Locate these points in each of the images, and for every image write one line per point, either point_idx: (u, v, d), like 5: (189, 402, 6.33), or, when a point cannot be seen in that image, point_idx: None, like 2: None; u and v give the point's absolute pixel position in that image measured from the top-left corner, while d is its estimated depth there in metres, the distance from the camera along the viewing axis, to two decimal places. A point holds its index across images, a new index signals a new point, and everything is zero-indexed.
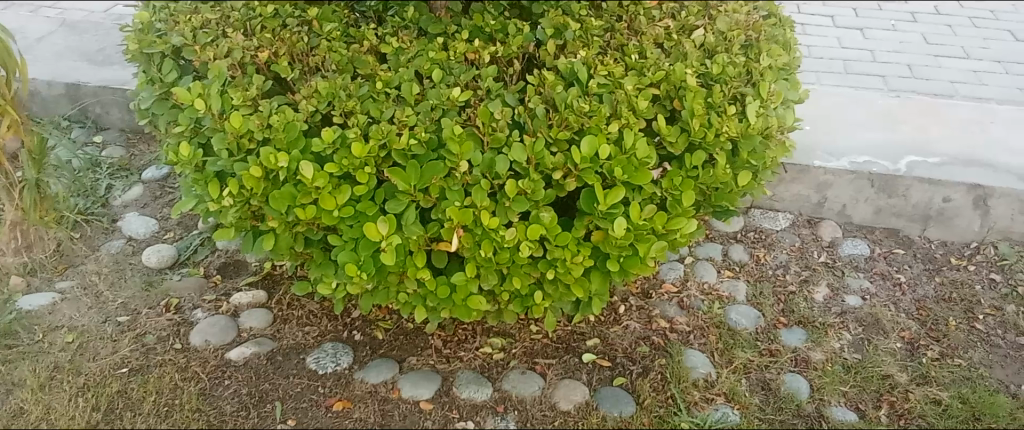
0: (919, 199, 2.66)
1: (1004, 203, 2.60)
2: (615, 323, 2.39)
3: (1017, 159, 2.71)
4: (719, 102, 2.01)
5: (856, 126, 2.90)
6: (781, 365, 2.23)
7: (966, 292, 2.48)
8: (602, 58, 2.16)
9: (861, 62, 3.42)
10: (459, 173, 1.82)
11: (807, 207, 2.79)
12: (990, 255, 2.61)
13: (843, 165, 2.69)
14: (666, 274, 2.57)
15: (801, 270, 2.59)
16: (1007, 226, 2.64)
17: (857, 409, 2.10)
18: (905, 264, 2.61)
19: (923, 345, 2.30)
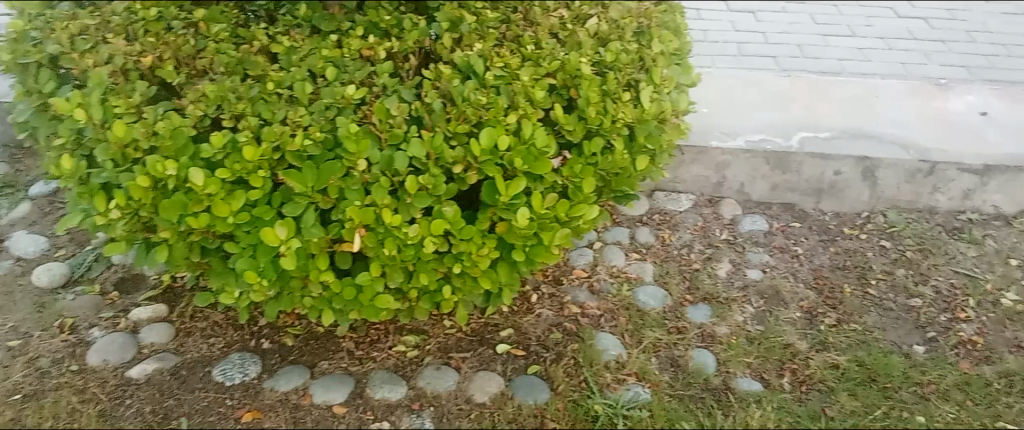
0: (811, 174, 2.77)
1: (890, 173, 2.72)
2: (528, 312, 2.41)
3: (901, 130, 2.84)
4: (614, 89, 2.05)
5: (750, 106, 2.99)
6: (689, 341, 2.32)
7: (858, 260, 2.60)
8: (498, 49, 2.16)
9: (753, 44, 3.53)
10: (358, 171, 1.80)
11: (708, 187, 2.87)
12: (880, 224, 2.74)
13: (739, 144, 2.78)
14: (576, 260, 2.61)
15: (705, 249, 2.67)
16: (894, 195, 2.77)
17: (761, 379, 2.20)
18: (801, 236, 2.72)
19: (821, 313, 2.41)
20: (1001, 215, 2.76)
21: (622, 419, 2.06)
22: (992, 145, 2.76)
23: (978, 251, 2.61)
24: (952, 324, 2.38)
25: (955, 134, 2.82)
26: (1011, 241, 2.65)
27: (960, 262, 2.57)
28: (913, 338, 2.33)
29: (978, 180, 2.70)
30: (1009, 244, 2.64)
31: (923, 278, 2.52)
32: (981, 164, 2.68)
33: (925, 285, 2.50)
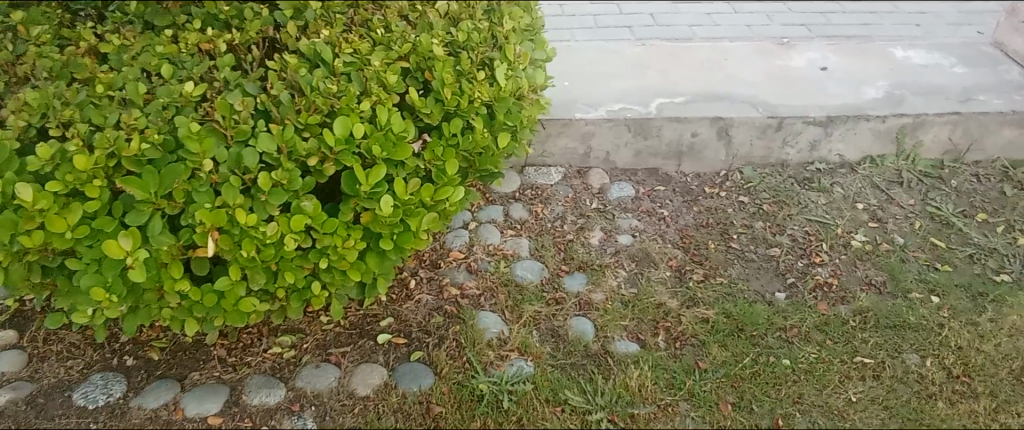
0: (671, 138, 2.86)
1: (743, 131, 2.84)
2: (407, 299, 2.39)
3: (750, 89, 2.98)
4: (468, 69, 2.05)
5: (609, 76, 3.06)
6: (567, 311, 2.36)
7: (721, 217, 2.72)
8: (346, 35, 2.11)
9: (609, 16, 3.61)
10: (204, 172, 1.73)
11: (576, 158, 2.92)
12: (738, 180, 2.87)
13: (601, 114, 2.84)
14: (452, 242, 2.60)
15: (577, 219, 2.72)
16: (748, 152, 2.90)
17: (638, 340, 2.28)
18: (666, 199, 2.82)
19: (689, 270, 2.51)
20: (846, 163, 2.92)
21: (507, 395, 2.08)
22: (833, 97, 2.92)
23: (828, 198, 2.76)
24: (809, 269, 2.51)
25: (800, 90, 2.98)
26: (858, 186, 2.81)
27: (813, 210, 2.72)
28: (775, 286, 2.46)
29: (823, 130, 2.84)
30: (855, 190, 2.79)
31: (780, 228, 2.66)
32: (824, 116, 2.82)
33: (782, 235, 2.64)
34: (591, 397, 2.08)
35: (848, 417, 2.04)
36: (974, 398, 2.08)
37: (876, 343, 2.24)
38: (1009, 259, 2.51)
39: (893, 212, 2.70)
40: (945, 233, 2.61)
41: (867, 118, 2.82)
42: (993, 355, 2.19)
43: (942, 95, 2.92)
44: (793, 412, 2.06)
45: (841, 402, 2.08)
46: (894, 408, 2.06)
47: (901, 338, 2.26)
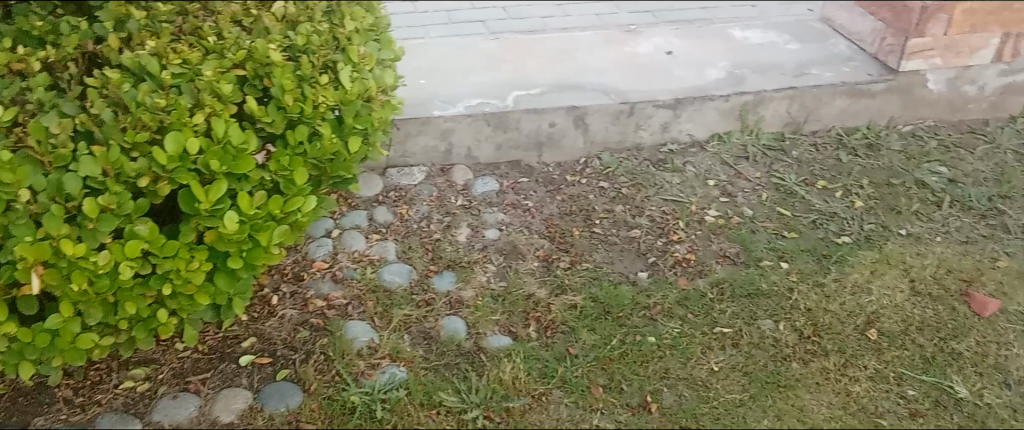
0: (529, 129, 2.88)
1: (598, 118, 2.90)
2: (271, 315, 2.30)
3: (602, 77, 3.04)
4: (310, 73, 1.99)
5: (464, 72, 3.05)
6: (437, 312, 2.34)
7: (583, 204, 2.77)
8: (175, 45, 2.00)
9: (462, 11, 3.60)
10: (20, 204, 1.64)
11: (437, 156, 2.89)
12: (597, 167, 2.93)
13: (459, 110, 2.82)
14: (315, 252, 2.52)
15: (443, 217, 2.69)
16: (605, 138, 2.96)
17: (510, 332, 2.29)
18: (530, 190, 2.84)
19: (556, 259, 2.54)
20: (696, 142, 3.03)
21: (380, 404, 2.04)
22: (680, 80, 3.03)
23: (681, 177, 2.86)
24: (668, 247, 2.60)
25: (649, 75, 3.07)
26: (708, 164, 2.93)
27: (668, 190, 2.81)
28: (638, 266, 2.53)
29: (671, 113, 2.95)
30: (705, 168, 2.91)
31: (639, 210, 2.74)
32: (672, 98, 2.93)
33: (642, 217, 2.71)
34: (465, 395, 2.07)
35: (711, 387, 2.12)
36: (824, 355, 2.21)
37: (734, 312, 2.35)
38: (848, 222, 2.66)
39: (742, 186, 2.84)
40: (790, 202, 2.76)
41: (712, 98, 2.94)
42: (838, 314, 2.33)
43: (778, 71, 3.09)
44: (660, 387, 2.12)
45: (704, 373, 2.16)
46: (753, 373, 2.16)
47: (756, 305, 2.37)
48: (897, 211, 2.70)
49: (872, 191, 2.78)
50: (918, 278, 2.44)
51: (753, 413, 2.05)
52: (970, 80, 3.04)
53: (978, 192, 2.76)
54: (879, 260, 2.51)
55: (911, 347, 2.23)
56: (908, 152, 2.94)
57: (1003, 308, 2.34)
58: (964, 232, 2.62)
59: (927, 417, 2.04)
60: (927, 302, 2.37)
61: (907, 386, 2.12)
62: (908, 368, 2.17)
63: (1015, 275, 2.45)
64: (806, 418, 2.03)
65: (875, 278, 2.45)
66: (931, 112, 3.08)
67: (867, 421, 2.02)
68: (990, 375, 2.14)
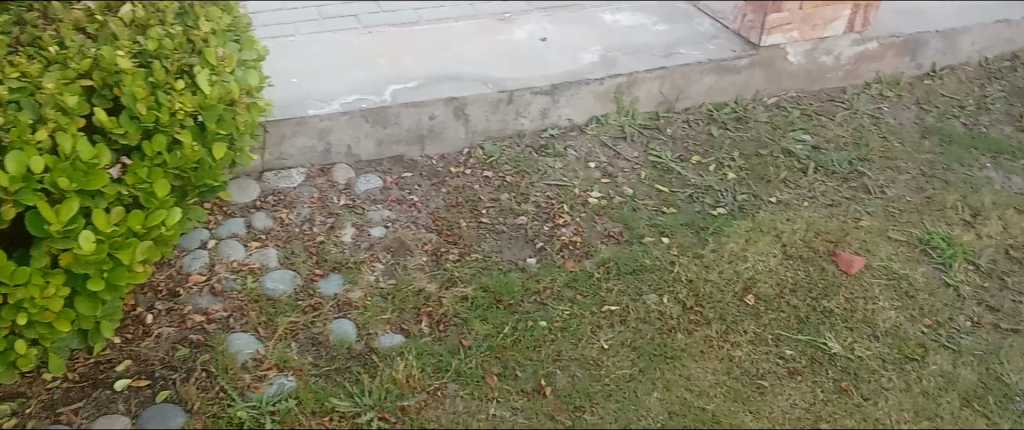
0: (409, 123, 2.84)
1: (477, 108, 2.89)
2: (146, 336, 2.19)
3: (478, 66, 3.04)
4: (164, 80, 1.91)
5: (337, 68, 2.99)
6: (325, 316, 2.28)
7: (468, 195, 2.76)
8: (11, 57, 1.88)
9: (332, 6, 3.51)
10: None
11: (316, 156, 2.81)
12: (480, 156, 2.92)
13: (335, 108, 2.76)
14: (191, 265, 2.42)
15: (326, 219, 2.62)
16: (486, 128, 2.96)
17: (402, 330, 2.26)
18: (414, 185, 2.80)
19: (444, 252, 2.52)
20: (575, 126, 3.07)
21: (269, 416, 1.98)
22: (555, 66, 3.07)
23: (563, 162, 2.90)
24: (554, 231, 2.62)
25: (524, 62, 3.09)
26: (588, 147, 2.97)
27: (551, 176, 2.84)
28: (526, 252, 2.55)
29: (549, 99, 2.97)
30: (586, 151, 2.95)
31: (524, 197, 2.75)
32: (549, 84, 2.95)
33: (526, 203, 2.73)
34: (358, 398, 2.03)
35: (602, 364, 2.16)
36: (707, 324, 2.29)
37: (620, 290, 2.40)
38: (722, 194, 2.77)
39: (621, 167, 2.90)
40: (667, 179, 2.84)
41: (587, 82, 2.99)
42: (718, 283, 2.42)
43: (648, 52, 3.17)
44: (554, 370, 2.14)
45: (595, 352, 2.20)
46: (641, 347, 2.21)
47: (640, 281, 2.43)
48: (767, 180, 2.82)
49: (743, 163, 2.90)
50: (790, 243, 2.56)
51: (643, 387, 2.10)
52: (826, 51, 3.21)
53: (840, 157, 2.91)
54: (752, 228, 2.61)
55: (787, 308, 2.33)
56: (774, 123, 3.08)
57: (868, 264, 2.47)
58: (828, 195, 2.76)
59: (804, 374, 2.13)
60: (799, 264, 2.48)
61: (784, 347, 2.21)
62: (785, 329, 2.27)
63: (877, 232, 2.59)
64: (693, 386, 2.10)
65: (750, 245, 2.55)
66: (793, 84, 3.25)
67: (749, 384, 2.11)
68: (860, 329, 2.26)
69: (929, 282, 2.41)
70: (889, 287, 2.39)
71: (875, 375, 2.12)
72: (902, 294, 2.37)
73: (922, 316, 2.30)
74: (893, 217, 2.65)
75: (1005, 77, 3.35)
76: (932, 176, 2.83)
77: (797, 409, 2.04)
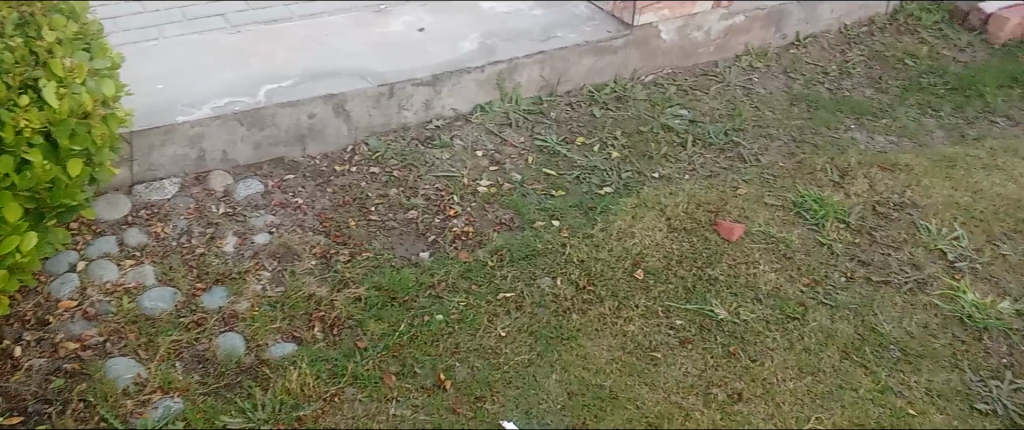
0: (287, 124, 2.74)
1: (358, 103, 2.82)
2: (16, 370, 2.05)
3: (356, 61, 2.97)
4: (6, 96, 1.86)
5: (206, 71, 2.86)
6: (210, 331, 2.19)
7: (355, 192, 2.68)
8: None
9: (197, 6, 3.36)
10: None
11: (189, 164, 2.67)
12: (365, 153, 2.84)
13: (206, 113, 2.64)
14: (60, 291, 2.27)
15: (205, 230, 2.51)
16: (369, 123, 2.88)
17: (294, 338, 2.19)
18: (298, 187, 2.70)
19: (333, 253, 2.45)
20: (460, 115, 3.03)
21: None
22: (435, 56, 3.03)
23: (450, 152, 2.86)
24: (445, 223, 2.59)
25: (402, 53, 3.04)
26: (474, 135, 2.95)
27: (439, 167, 2.80)
28: (419, 246, 2.50)
29: (432, 89, 2.93)
30: (472, 140, 2.93)
31: (413, 191, 2.70)
32: (429, 75, 2.91)
33: (415, 197, 2.68)
34: (250, 413, 1.96)
35: (500, 352, 2.16)
36: (600, 302, 2.32)
37: (514, 276, 2.40)
38: (608, 174, 2.81)
39: (508, 153, 2.90)
40: (554, 162, 2.86)
41: (468, 71, 2.97)
42: (608, 260, 2.46)
43: (526, 37, 3.17)
44: (453, 363, 2.12)
45: (493, 340, 2.19)
46: (538, 331, 2.22)
47: (534, 266, 2.44)
48: (649, 156, 2.89)
49: (626, 141, 2.95)
50: (674, 216, 2.62)
51: (542, 370, 2.11)
52: (696, 27, 3.30)
53: (716, 128, 3.01)
54: (638, 205, 2.67)
55: (674, 280, 2.40)
56: (653, 100, 3.15)
57: (748, 230, 2.57)
58: (707, 167, 2.84)
59: (694, 342, 2.20)
60: (683, 236, 2.55)
61: (674, 317, 2.28)
62: (674, 300, 2.33)
63: (754, 199, 2.69)
64: (590, 364, 2.13)
65: (636, 222, 2.60)
66: (667, 61, 3.34)
67: (644, 356, 2.16)
68: (744, 294, 2.35)
69: (805, 242, 2.53)
70: (769, 251, 2.49)
71: (760, 337, 2.21)
72: (780, 257, 2.48)
73: (800, 276, 2.41)
74: (768, 184, 2.76)
75: (863, 42, 3.54)
76: (802, 141, 2.96)
77: (690, 377, 2.10)
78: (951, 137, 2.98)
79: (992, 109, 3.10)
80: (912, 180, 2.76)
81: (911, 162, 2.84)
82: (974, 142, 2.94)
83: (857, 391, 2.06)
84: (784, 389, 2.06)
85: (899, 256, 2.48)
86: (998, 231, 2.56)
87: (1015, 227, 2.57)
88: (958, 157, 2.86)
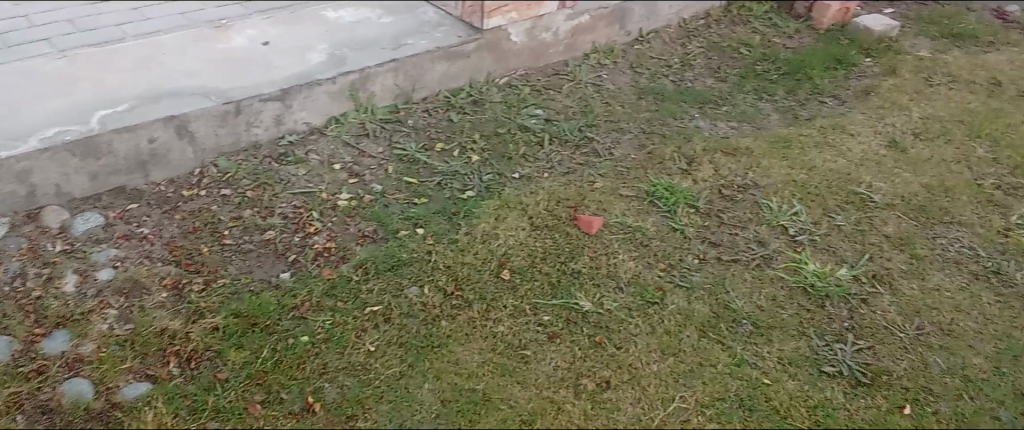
0: (126, 150, 2.58)
1: (202, 124, 2.69)
2: None
3: (198, 79, 2.84)
4: None
5: (31, 100, 2.65)
6: (54, 379, 2.06)
7: (206, 217, 2.57)
8: None
9: (17, 32, 3.12)
10: None
11: (19, 202, 2.48)
12: (214, 175, 2.73)
13: (33, 145, 2.43)
14: None
15: (40, 270, 2.34)
16: (216, 143, 2.77)
17: (147, 377, 2.07)
18: (143, 216, 2.56)
19: (186, 283, 2.34)
20: (314, 129, 2.96)
21: None
22: (281, 69, 2.94)
23: (305, 168, 2.79)
24: (305, 241, 2.52)
25: (246, 69, 2.93)
26: (330, 149, 2.89)
27: (294, 184, 2.72)
28: (278, 267, 2.42)
29: (281, 104, 2.84)
30: (328, 154, 2.87)
31: (268, 211, 2.62)
32: (277, 90, 2.82)
33: (272, 216, 2.60)
34: None
35: (370, 368, 2.12)
36: (468, 306, 2.32)
37: (380, 289, 2.36)
38: (468, 177, 2.82)
39: (367, 164, 2.86)
40: (414, 170, 2.84)
41: (319, 83, 2.89)
42: (474, 264, 2.47)
43: (376, 46, 3.14)
44: (321, 384, 2.07)
45: (361, 356, 2.15)
46: (407, 342, 2.20)
47: (399, 276, 2.41)
48: (508, 158, 2.92)
49: (484, 144, 2.97)
50: (535, 214, 2.67)
51: (414, 381, 2.09)
52: (544, 28, 3.38)
53: (571, 126, 3.08)
54: (500, 206, 2.69)
55: (539, 277, 2.44)
56: (508, 102, 3.19)
57: (606, 222, 2.64)
58: (564, 164, 2.91)
59: (562, 336, 2.24)
60: (545, 233, 2.60)
61: (541, 313, 2.31)
62: (540, 297, 2.37)
63: (610, 192, 2.78)
64: (461, 370, 2.12)
65: (499, 223, 2.62)
66: (519, 63, 3.39)
67: (514, 355, 2.18)
68: (605, 284, 2.42)
69: (659, 230, 2.63)
70: (627, 241, 2.58)
71: (623, 324, 2.28)
72: (638, 245, 2.56)
73: (656, 262, 2.51)
74: (623, 176, 2.86)
75: (701, 34, 3.72)
76: (651, 132, 3.08)
77: (560, 370, 2.14)
78: (786, 119, 3.18)
79: (820, 90, 3.34)
80: (753, 162, 2.92)
81: (750, 145, 3.01)
82: (806, 122, 3.15)
83: (716, 366, 2.17)
84: (649, 373, 2.14)
85: (746, 235, 2.62)
86: (832, 203, 2.75)
87: (847, 199, 2.77)
88: (793, 137, 3.05)
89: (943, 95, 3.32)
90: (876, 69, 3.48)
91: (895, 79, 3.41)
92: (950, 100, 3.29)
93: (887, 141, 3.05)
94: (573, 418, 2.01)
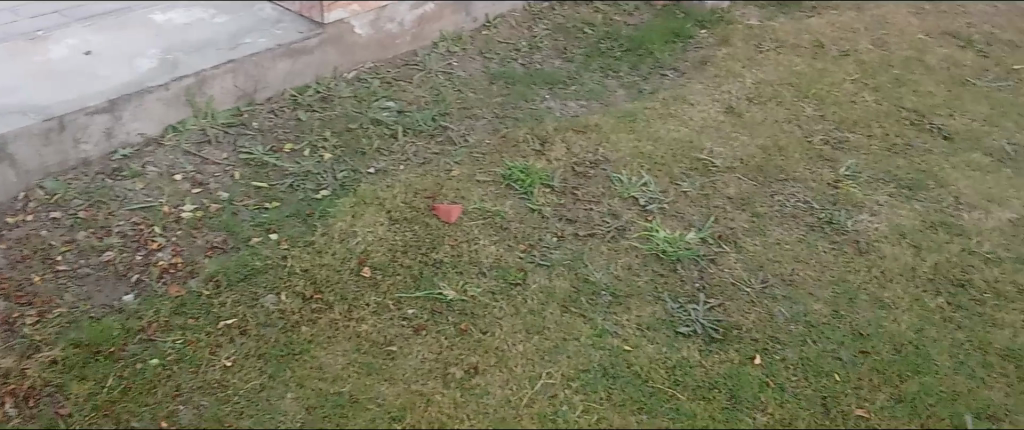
0: None
1: (21, 144, 2.49)
2: None
3: (13, 97, 2.62)
4: None
5: None
6: None
7: (35, 244, 2.40)
8: None
9: None
10: None
11: None
12: (41, 197, 2.54)
13: None
14: None
15: None
16: (41, 164, 2.57)
17: None
18: None
19: (18, 318, 2.18)
20: (150, 140, 2.81)
21: None
22: (109, 80, 2.77)
23: (144, 182, 2.65)
24: (149, 259, 2.39)
25: (69, 81, 2.74)
26: (170, 159, 2.75)
27: (133, 199, 2.58)
28: (121, 290, 2.29)
29: (110, 116, 2.67)
30: (168, 164, 2.73)
31: (106, 231, 2.47)
32: (104, 101, 2.65)
33: (109, 236, 2.45)
34: None
35: (228, 384, 2.04)
36: (330, 309, 2.28)
37: (235, 300, 2.28)
38: (322, 176, 2.75)
39: (212, 172, 2.74)
40: (263, 174, 2.75)
41: (150, 91, 2.74)
42: (333, 264, 2.42)
43: (212, 48, 3.01)
44: (176, 407, 1.98)
45: (218, 373, 2.07)
46: (268, 353, 2.13)
47: (254, 285, 2.33)
48: (362, 153, 2.87)
49: (336, 141, 2.91)
50: (393, 208, 2.64)
51: (276, 392, 2.03)
52: (388, 19, 3.35)
53: (424, 115, 3.07)
54: (357, 203, 2.65)
55: (401, 271, 2.42)
56: (358, 96, 3.14)
57: (465, 210, 2.66)
58: (419, 155, 2.89)
59: (428, 328, 2.24)
60: (405, 226, 2.58)
61: (406, 307, 2.30)
62: (403, 291, 2.35)
63: (466, 179, 2.79)
64: (326, 374, 2.08)
65: (356, 221, 2.58)
66: (367, 55, 3.34)
67: (380, 353, 2.16)
68: (467, 271, 2.43)
69: (517, 212, 2.66)
70: (486, 226, 2.60)
71: (488, 309, 2.30)
72: (497, 229, 2.59)
73: (516, 243, 2.54)
74: (478, 162, 2.87)
75: (546, 16, 3.79)
76: (504, 116, 3.11)
77: (426, 362, 2.14)
78: (631, 94, 3.29)
79: (661, 64, 3.48)
80: (602, 138, 3.01)
81: (600, 122, 3.10)
82: (650, 95, 3.28)
83: (578, 340, 2.23)
84: (514, 354, 2.17)
85: (600, 209, 2.70)
86: (678, 171, 2.88)
87: (691, 166, 2.91)
88: (638, 111, 3.17)
89: (772, 61, 3.53)
90: (711, 39, 3.66)
91: (729, 48, 3.60)
92: (779, 65, 3.51)
93: (725, 108, 3.22)
94: (442, 408, 2.01)
